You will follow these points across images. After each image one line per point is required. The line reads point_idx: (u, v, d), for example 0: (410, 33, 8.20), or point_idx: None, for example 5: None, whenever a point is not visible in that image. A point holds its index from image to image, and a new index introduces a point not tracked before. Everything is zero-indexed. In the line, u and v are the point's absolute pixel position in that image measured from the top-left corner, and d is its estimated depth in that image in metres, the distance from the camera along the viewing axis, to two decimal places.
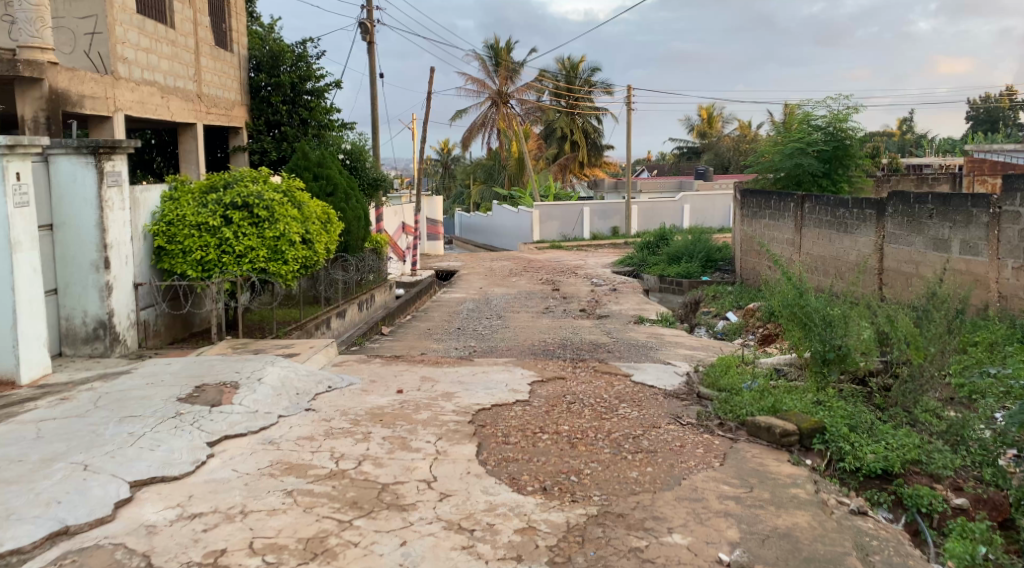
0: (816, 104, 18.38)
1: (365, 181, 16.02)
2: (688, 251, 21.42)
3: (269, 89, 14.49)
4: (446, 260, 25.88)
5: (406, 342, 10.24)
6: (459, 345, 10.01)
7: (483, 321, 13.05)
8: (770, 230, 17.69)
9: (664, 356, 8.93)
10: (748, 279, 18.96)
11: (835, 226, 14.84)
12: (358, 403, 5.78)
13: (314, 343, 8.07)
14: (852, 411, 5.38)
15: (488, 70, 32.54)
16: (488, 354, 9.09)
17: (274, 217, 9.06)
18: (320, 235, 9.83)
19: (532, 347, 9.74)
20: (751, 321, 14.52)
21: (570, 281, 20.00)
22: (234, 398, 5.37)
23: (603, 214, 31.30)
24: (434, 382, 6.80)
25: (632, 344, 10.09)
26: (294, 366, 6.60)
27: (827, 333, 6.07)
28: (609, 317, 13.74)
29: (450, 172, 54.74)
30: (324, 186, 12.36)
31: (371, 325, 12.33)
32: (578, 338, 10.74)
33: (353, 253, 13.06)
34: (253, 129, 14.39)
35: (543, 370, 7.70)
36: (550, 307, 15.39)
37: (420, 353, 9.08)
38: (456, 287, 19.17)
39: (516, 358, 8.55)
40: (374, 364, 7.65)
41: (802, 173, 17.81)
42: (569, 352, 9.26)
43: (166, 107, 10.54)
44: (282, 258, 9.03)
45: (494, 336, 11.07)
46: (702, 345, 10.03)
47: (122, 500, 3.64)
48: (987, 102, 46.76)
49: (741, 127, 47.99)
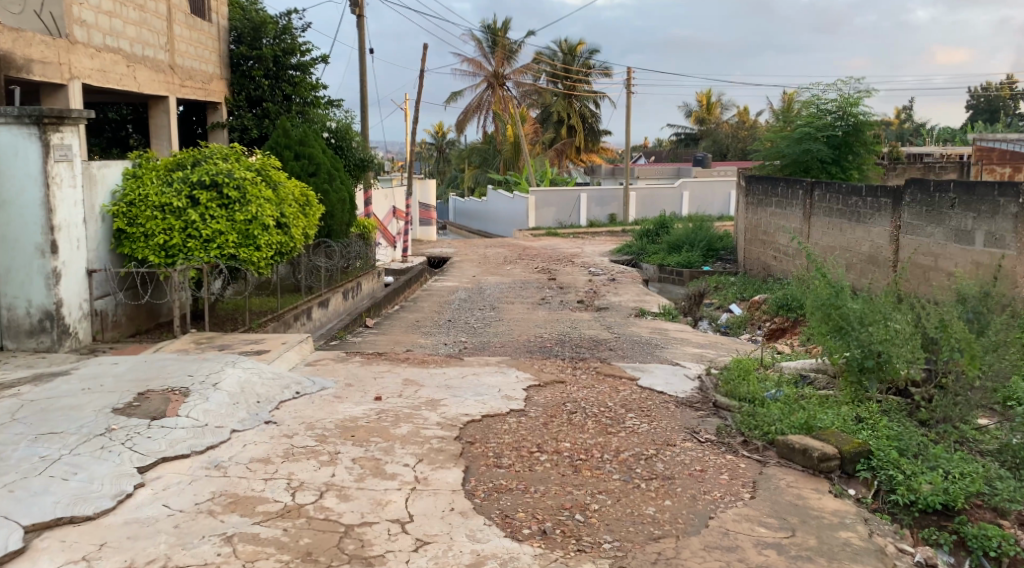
0: (826, 87, 17.61)
1: (352, 162, 15.17)
2: (690, 239, 20.67)
3: (251, 62, 13.66)
4: (439, 245, 25.13)
5: (391, 336, 9.47)
6: (448, 340, 9.23)
7: (475, 313, 12.28)
8: (776, 218, 16.91)
9: (672, 355, 8.18)
10: (752, 270, 18.20)
11: (847, 215, 14.10)
12: (328, 415, 5.02)
13: (287, 339, 7.29)
14: (899, 431, 4.63)
15: (484, 51, 31.66)
16: (479, 351, 8.32)
17: (246, 198, 8.24)
18: (298, 218, 9.00)
19: (527, 343, 8.97)
20: (757, 315, 13.79)
21: (567, 270, 19.25)
22: (182, 408, 4.61)
23: (600, 201, 30.47)
24: (418, 387, 6.05)
25: (635, 340, 9.36)
26: (258, 367, 5.83)
27: (867, 337, 5.29)
28: (609, 309, 13.00)
29: (445, 156, 53.89)
30: (306, 165, 11.59)
31: (355, 315, 11.54)
32: (576, 333, 9.98)
33: (336, 239, 12.25)
34: (233, 105, 13.55)
35: (539, 372, 6.93)
36: (546, 298, 14.63)
37: (405, 349, 8.32)
38: (448, 275, 18.38)
39: (510, 357, 7.79)
40: (352, 363, 6.89)
41: (810, 160, 17.05)
42: (568, 351, 8.50)
43: (133, 78, 9.74)
44: (255, 242, 8.21)
45: (488, 329, 10.29)
46: (711, 343, 9.29)
47: (10, 554, 2.96)
48: (989, 90, 45.95)
49: (740, 113, 47.15)
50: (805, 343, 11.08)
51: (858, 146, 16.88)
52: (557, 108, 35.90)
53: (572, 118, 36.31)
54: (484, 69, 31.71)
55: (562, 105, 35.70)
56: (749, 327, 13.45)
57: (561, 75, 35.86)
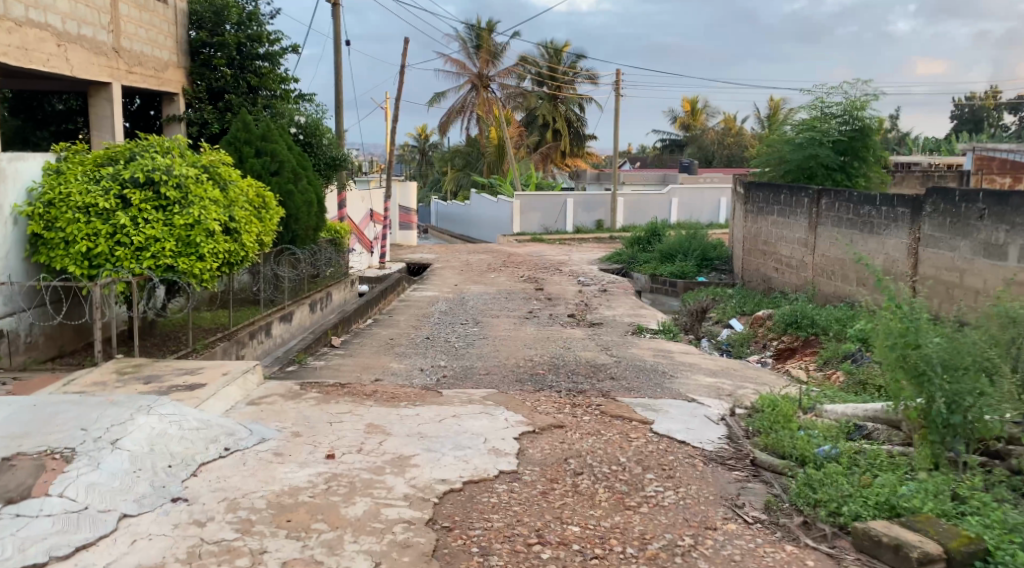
0: (831, 90, 16.59)
1: (322, 161, 14.00)
2: (683, 249, 19.61)
3: (211, 50, 12.29)
4: (418, 251, 23.96)
5: (360, 360, 8.26)
6: (425, 365, 8.05)
7: (455, 329, 11.08)
8: (778, 228, 15.86)
9: (684, 388, 7.01)
10: (751, 282, 17.14)
11: (859, 226, 13.09)
12: (261, 485, 3.84)
13: (231, 370, 6.10)
14: (1018, 515, 3.52)
15: (468, 52, 30.52)
16: (460, 379, 7.14)
17: (187, 199, 7.00)
18: (251, 223, 7.72)
19: (516, 370, 7.79)
20: (760, 333, 12.74)
21: (555, 279, 18.12)
22: (55, 482, 3.43)
23: (587, 206, 29.26)
24: (384, 436, 4.88)
25: (637, 366, 8.22)
26: (182, 413, 4.61)
27: (959, 387, 4.11)
28: (603, 326, 11.85)
29: (428, 159, 52.77)
30: (268, 163, 10.37)
31: (329, 328, 10.32)
32: (570, 356, 8.81)
33: (301, 246, 11.00)
34: (191, 97, 12.23)
35: (532, 413, 5.75)
36: (533, 311, 13.46)
37: (374, 378, 7.14)
38: (427, 283, 17.21)
39: (497, 390, 6.60)
40: (305, 402, 5.69)
41: (815, 166, 15.99)
42: (563, 380, 7.32)
43: (65, 60, 8.61)
44: (197, 251, 6.92)
45: (470, 350, 9.12)
46: (724, 372, 8.15)
47: None
48: (973, 100, 45.39)
49: (726, 120, 46.35)
50: (822, 368, 10.00)
51: (864, 152, 15.80)
52: (542, 111, 34.91)
53: (557, 122, 35.35)
54: (468, 70, 30.56)
55: (547, 108, 34.77)
56: (753, 345, 12.40)
57: (546, 77, 34.77)
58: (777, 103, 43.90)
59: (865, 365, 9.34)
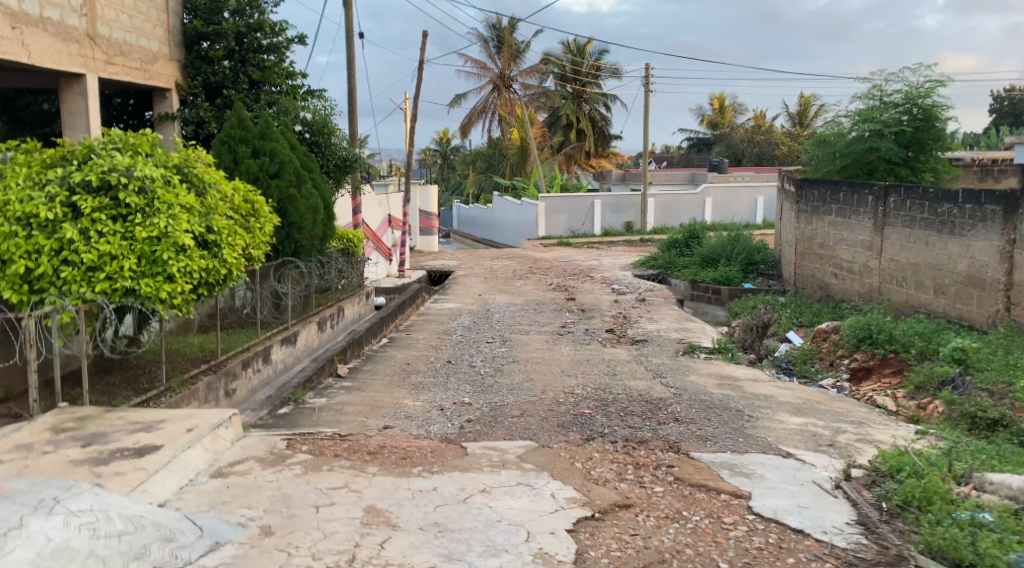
0: (892, 76, 14.92)
1: (332, 162, 12.49)
2: (726, 253, 18.11)
3: (209, 40, 11.03)
4: (441, 257, 22.71)
5: (368, 395, 6.91)
6: (447, 401, 6.68)
7: (480, 350, 9.68)
8: (837, 229, 14.34)
9: (772, 438, 5.55)
10: (805, 289, 15.61)
11: (936, 227, 11.54)
12: None
13: (199, 423, 4.78)
14: None
15: (489, 51, 29.13)
16: (489, 425, 5.74)
17: (153, 206, 5.71)
18: (237, 234, 6.42)
19: (556, 409, 6.41)
20: (824, 348, 11.29)
21: (587, 287, 16.71)
22: None
23: (616, 207, 27.82)
24: (390, 531, 3.54)
25: (701, 401, 6.80)
26: (106, 506, 3.30)
27: None
28: (647, 344, 10.42)
29: (449, 162, 51.80)
30: (267, 165, 9.05)
31: (350, 349, 9.08)
32: (617, 387, 7.37)
33: (304, 258, 9.69)
34: (186, 92, 10.97)
35: (587, 483, 4.35)
36: (567, 325, 12.07)
37: (383, 424, 5.79)
38: (449, 293, 15.89)
39: (536, 443, 5.19)
40: (288, 472, 4.34)
41: (876, 160, 14.38)
42: (616, 424, 5.90)
43: (21, 45, 7.54)
44: (164, 270, 5.62)
45: (498, 379, 7.74)
46: (808, 410, 6.67)
47: None
48: (1013, 92, 43.05)
49: (755, 117, 44.57)
50: (913, 396, 8.49)
51: (931, 143, 14.17)
52: (565, 111, 33.47)
53: (582, 121, 33.87)
54: (488, 69, 29.21)
55: (571, 108, 33.33)
56: (817, 362, 10.93)
57: (569, 76, 33.39)
58: (809, 98, 42.07)
59: (970, 394, 7.81)
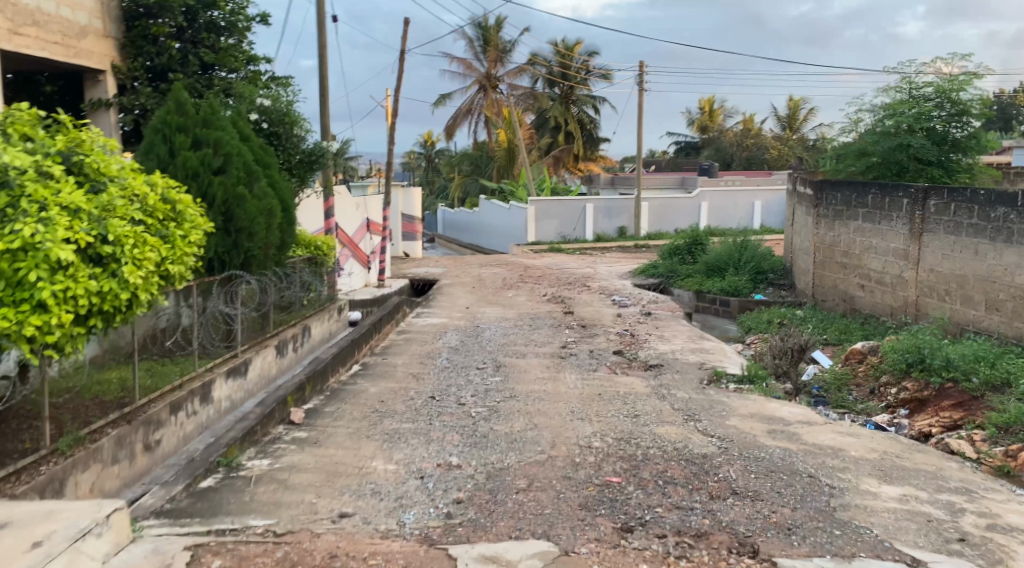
0: (921, 67, 13.34)
1: (295, 157, 10.79)
2: (733, 261, 16.68)
3: (152, 14, 9.38)
4: (425, 264, 21.11)
5: (327, 454, 5.31)
6: (429, 464, 5.08)
7: (469, 380, 8.08)
8: (865, 235, 12.89)
9: (878, 529, 4.01)
10: (826, 301, 14.17)
11: (988, 233, 10.10)
12: None
13: (55, 531, 3.17)
14: None
15: (475, 50, 27.70)
16: (486, 510, 4.17)
17: (18, 207, 4.09)
18: (148, 243, 4.80)
19: (572, 475, 4.82)
20: (860, 372, 9.85)
21: (584, 299, 15.16)
22: None
23: (608, 212, 26.35)
24: None
25: (756, 460, 5.26)
26: None
27: None
28: (664, 370, 8.92)
29: (434, 166, 50.25)
30: (210, 158, 7.41)
31: (313, 383, 7.45)
32: (646, 437, 5.78)
33: (257, 271, 8.07)
34: (125, 75, 9.29)
35: None
36: (568, 345, 10.52)
37: (340, 510, 4.20)
38: (433, 305, 14.31)
39: (556, 549, 3.64)
40: None
41: (906, 159, 12.84)
42: (659, 504, 4.34)
43: None
44: (33, 295, 4.00)
45: (493, 426, 6.13)
46: (896, 473, 5.13)
47: None
48: (1001, 96, 41.88)
49: (744, 121, 43.31)
50: (995, 439, 6.97)
51: (966, 143, 12.56)
52: (553, 113, 32.00)
53: (570, 123, 32.41)
54: (474, 69, 27.75)
55: (558, 108, 31.89)
56: (855, 390, 9.46)
57: (557, 76, 31.82)
58: (798, 101, 40.85)
59: None
